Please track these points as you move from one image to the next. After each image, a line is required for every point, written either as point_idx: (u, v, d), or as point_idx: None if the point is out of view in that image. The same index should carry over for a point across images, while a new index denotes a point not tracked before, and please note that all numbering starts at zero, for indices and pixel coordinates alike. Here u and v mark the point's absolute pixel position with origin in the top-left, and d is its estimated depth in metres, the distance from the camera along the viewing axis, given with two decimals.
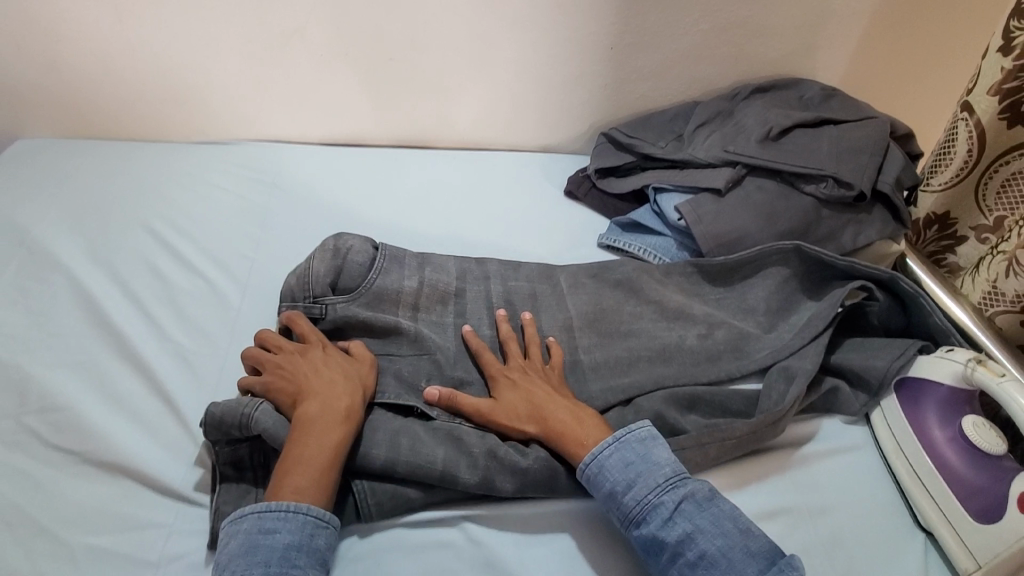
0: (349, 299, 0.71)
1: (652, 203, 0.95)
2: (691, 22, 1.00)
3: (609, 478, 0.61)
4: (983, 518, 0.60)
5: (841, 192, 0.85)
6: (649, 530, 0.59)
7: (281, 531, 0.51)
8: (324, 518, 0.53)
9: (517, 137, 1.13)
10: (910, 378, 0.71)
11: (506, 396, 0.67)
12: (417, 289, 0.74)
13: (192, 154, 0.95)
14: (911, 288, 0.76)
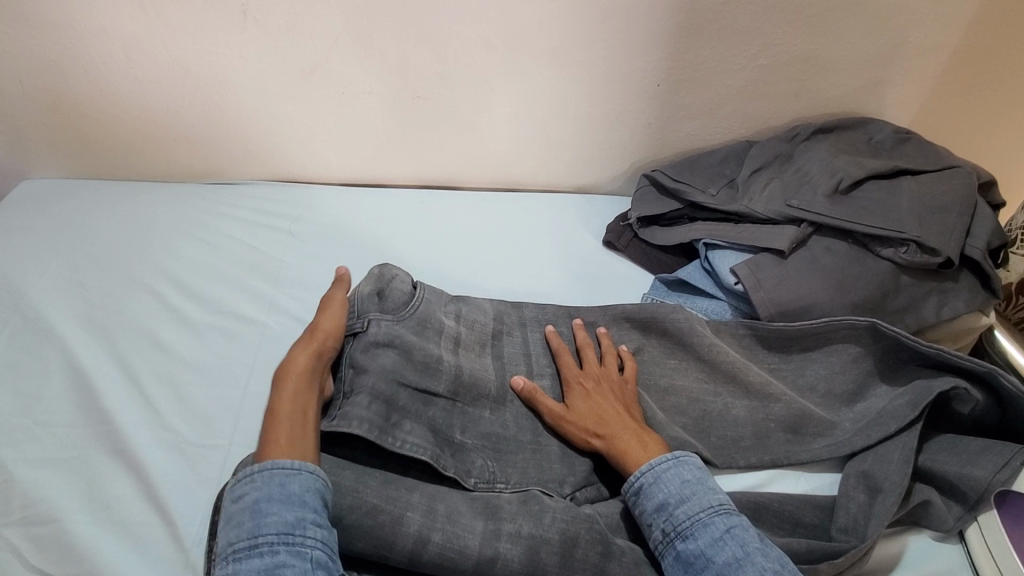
0: (393, 320, 0.67)
1: (703, 259, 0.86)
2: (747, 58, 0.91)
3: (664, 488, 0.57)
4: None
5: (924, 258, 0.75)
6: (694, 549, 0.54)
7: (251, 496, 0.50)
8: (293, 465, 0.51)
9: (553, 175, 1.04)
10: (1015, 493, 0.61)
11: (579, 404, 0.66)
12: (456, 325, 0.71)
13: (206, 199, 0.89)
14: (1015, 388, 0.64)
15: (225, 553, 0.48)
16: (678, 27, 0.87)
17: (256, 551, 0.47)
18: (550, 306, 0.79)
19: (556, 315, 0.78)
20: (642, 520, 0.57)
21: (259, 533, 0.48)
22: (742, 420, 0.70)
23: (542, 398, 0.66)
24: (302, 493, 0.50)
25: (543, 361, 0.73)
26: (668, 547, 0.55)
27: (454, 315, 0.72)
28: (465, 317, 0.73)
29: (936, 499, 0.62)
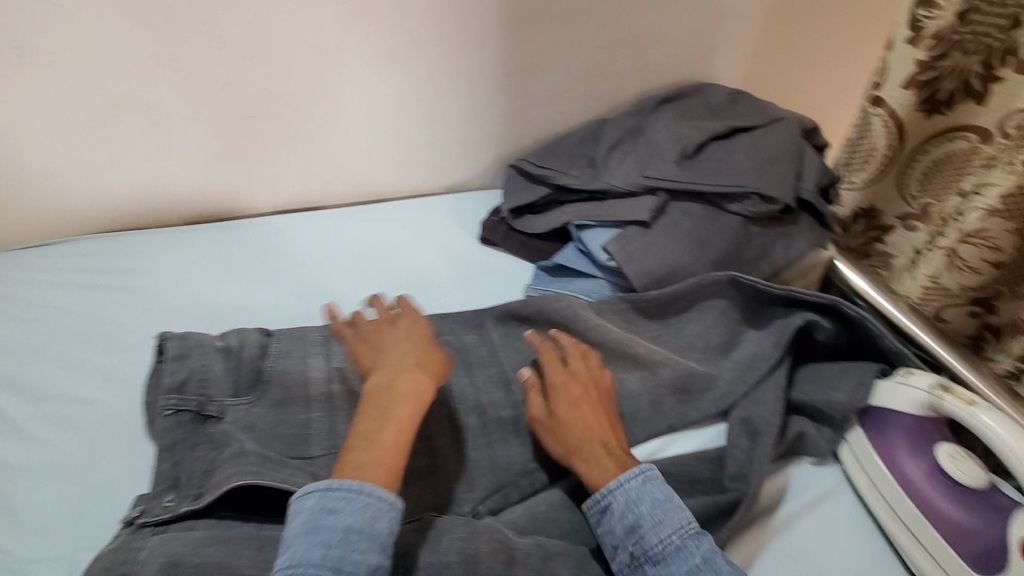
0: (247, 401, 0.63)
1: (577, 241, 0.87)
2: (585, 38, 0.92)
3: (636, 512, 0.57)
4: (984, 569, 0.55)
5: (767, 208, 0.81)
6: (665, 573, 0.54)
7: (347, 519, 0.50)
8: (386, 501, 0.52)
9: (419, 180, 1.00)
10: (872, 406, 0.66)
11: (566, 416, 0.63)
12: (328, 365, 0.67)
13: (17, 268, 0.78)
14: (854, 313, 0.72)
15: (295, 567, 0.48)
16: (512, 16, 0.86)
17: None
18: (433, 317, 0.77)
19: (439, 320, 0.76)
20: (610, 538, 0.57)
21: (340, 562, 0.48)
22: (636, 392, 0.71)
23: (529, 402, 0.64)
24: (386, 535, 0.51)
25: None
26: (634, 565, 0.56)
27: (322, 357, 0.68)
28: (335, 354, 0.69)
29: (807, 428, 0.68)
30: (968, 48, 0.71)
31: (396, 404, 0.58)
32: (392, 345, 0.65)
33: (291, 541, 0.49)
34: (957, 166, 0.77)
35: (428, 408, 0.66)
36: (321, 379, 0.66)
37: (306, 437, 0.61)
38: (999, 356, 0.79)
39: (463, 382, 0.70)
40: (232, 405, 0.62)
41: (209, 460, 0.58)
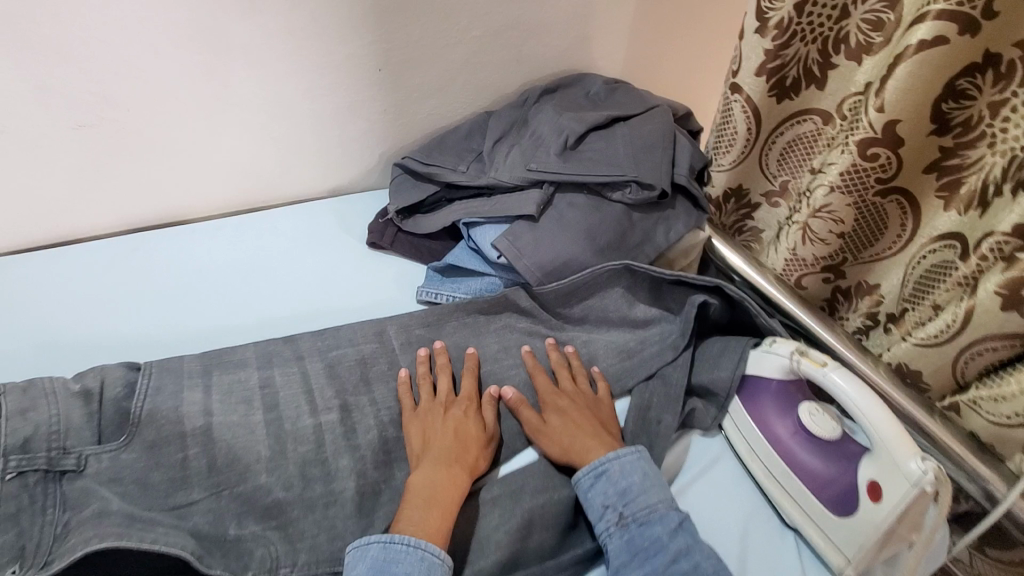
0: (115, 448, 0.56)
1: (467, 239, 0.86)
2: (460, 29, 0.90)
3: (626, 472, 0.61)
4: (840, 511, 0.61)
5: (645, 195, 0.84)
6: (650, 533, 0.58)
7: (424, 565, 0.52)
8: (440, 559, 0.53)
9: (298, 183, 0.95)
10: (748, 375, 0.72)
11: (551, 417, 0.68)
12: (205, 397, 0.62)
13: None
14: (735, 294, 0.77)
15: None
16: (375, 10, 0.82)
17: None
18: (323, 331, 0.73)
19: (333, 330, 0.73)
20: (597, 505, 0.61)
21: None
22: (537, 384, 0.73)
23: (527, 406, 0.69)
24: None
25: (328, 393, 0.66)
26: (621, 529, 0.59)
27: (200, 389, 0.62)
28: (214, 386, 0.63)
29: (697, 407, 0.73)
30: (806, 37, 0.77)
31: (434, 481, 0.59)
32: (459, 428, 0.64)
33: None
34: (806, 146, 0.84)
35: (322, 429, 0.62)
36: (197, 413, 0.60)
37: (183, 481, 0.56)
38: (851, 315, 0.85)
39: (360, 399, 0.66)
40: (93, 454, 0.55)
41: (63, 522, 0.51)
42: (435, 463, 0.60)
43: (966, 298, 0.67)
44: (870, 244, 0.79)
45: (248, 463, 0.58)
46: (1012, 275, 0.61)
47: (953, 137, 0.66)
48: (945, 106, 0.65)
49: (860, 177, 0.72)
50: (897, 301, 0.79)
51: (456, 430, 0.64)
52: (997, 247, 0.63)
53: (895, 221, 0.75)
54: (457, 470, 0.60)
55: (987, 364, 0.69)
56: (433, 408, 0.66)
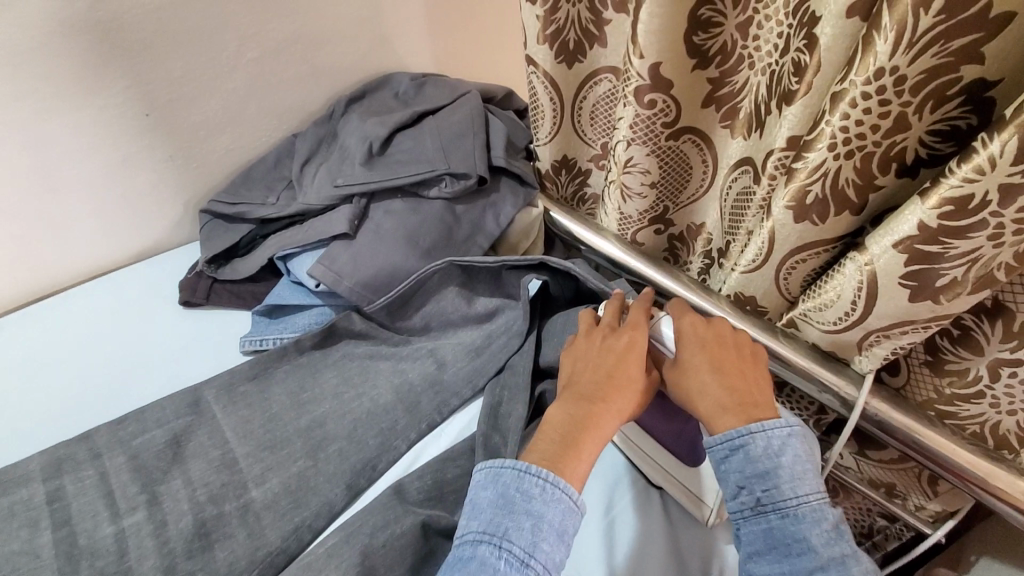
0: None
1: (288, 273, 0.80)
2: (230, 53, 0.82)
3: (780, 452, 0.53)
4: (690, 459, 0.64)
5: (462, 184, 0.80)
6: (793, 530, 0.51)
7: (560, 509, 0.50)
8: (577, 500, 0.52)
9: (96, 254, 0.86)
10: None
11: (688, 357, 0.60)
12: None
13: None
14: (562, 266, 0.74)
15: (473, 538, 0.50)
16: (102, 43, 0.72)
17: (522, 566, 0.48)
18: (126, 415, 0.65)
19: (138, 412, 0.65)
20: (732, 482, 0.54)
21: (532, 553, 0.49)
22: (381, 407, 0.68)
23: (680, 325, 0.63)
24: (569, 531, 0.51)
25: (131, 489, 0.58)
26: (760, 517, 0.52)
27: None
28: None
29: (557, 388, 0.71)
30: None
31: (584, 414, 0.56)
32: (617, 372, 0.59)
33: (485, 508, 0.51)
34: (607, 105, 0.85)
35: (125, 535, 0.55)
36: None
37: None
38: (692, 258, 0.89)
39: (173, 483, 0.59)
40: None
41: None
42: (583, 398, 0.58)
43: (766, 220, 0.67)
44: (682, 187, 0.80)
45: None
46: (795, 186, 0.60)
47: (716, 67, 0.67)
48: (699, 39, 0.63)
49: (650, 126, 0.71)
50: (721, 234, 0.80)
51: (619, 365, 0.59)
52: (780, 163, 0.63)
53: (696, 158, 0.76)
54: (604, 410, 0.56)
55: (805, 274, 0.69)
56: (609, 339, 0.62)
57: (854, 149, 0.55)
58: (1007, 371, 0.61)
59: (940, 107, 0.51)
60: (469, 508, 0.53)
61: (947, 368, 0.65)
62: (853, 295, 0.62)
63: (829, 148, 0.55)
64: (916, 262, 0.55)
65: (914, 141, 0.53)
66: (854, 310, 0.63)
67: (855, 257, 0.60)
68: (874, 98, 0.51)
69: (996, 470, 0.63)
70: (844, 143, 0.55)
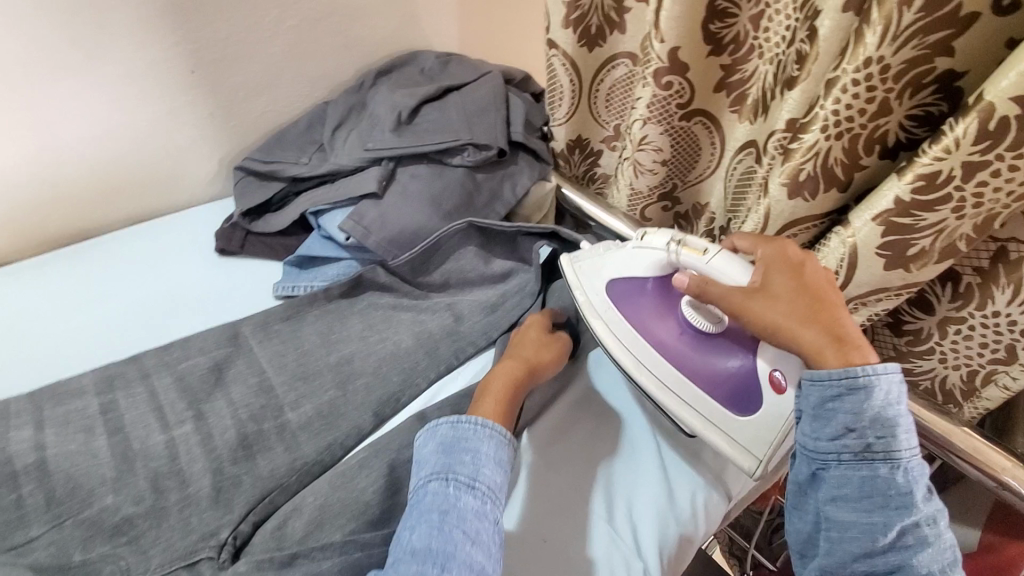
0: None
1: (318, 228, 0.85)
2: (273, 22, 0.88)
3: (896, 406, 0.55)
4: (738, 408, 0.65)
5: (483, 155, 0.87)
6: (890, 478, 0.54)
7: (492, 442, 0.57)
8: (506, 435, 0.59)
9: (131, 204, 0.91)
10: (620, 285, 0.72)
11: (778, 289, 0.60)
12: (37, 434, 0.58)
13: None
14: (570, 236, 0.81)
15: (424, 480, 0.55)
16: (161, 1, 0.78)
17: (469, 491, 0.54)
18: (171, 343, 0.70)
19: (182, 340, 0.70)
20: (841, 422, 0.55)
21: (476, 479, 0.55)
22: (404, 349, 0.74)
23: (759, 258, 0.63)
24: (504, 460, 0.57)
25: (179, 405, 0.64)
26: (860, 462, 0.55)
27: (32, 426, 0.59)
28: (50, 420, 0.60)
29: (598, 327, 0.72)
30: None
31: (492, 374, 0.66)
32: (540, 354, 0.69)
33: (431, 454, 0.56)
34: (623, 89, 0.92)
35: (175, 443, 0.61)
36: (28, 448, 0.57)
37: (21, 520, 0.53)
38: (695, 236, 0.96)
39: (216, 403, 0.65)
40: None
41: None
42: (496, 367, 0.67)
43: (763, 198, 0.74)
44: (692, 167, 0.88)
45: (92, 488, 0.56)
46: (791, 165, 0.67)
47: (728, 55, 0.76)
48: (715, 27, 0.73)
49: (665, 106, 0.79)
50: (724, 212, 0.87)
51: (538, 351, 0.70)
52: (780, 143, 0.70)
53: (705, 142, 0.84)
54: (508, 367, 0.66)
55: (795, 249, 0.75)
56: (525, 332, 0.72)
57: (843, 131, 0.62)
58: (953, 328, 0.69)
59: (916, 94, 0.58)
60: (416, 455, 0.58)
61: (906, 329, 0.73)
62: (836, 266, 0.68)
63: (821, 130, 0.62)
64: (892, 232, 0.62)
65: (896, 125, 0.61)
66: (835, 281, 0.70)
67: (840, 232, 0.67)
68: (862, 85, 0.58)
69: (947, 423, 0.70)
70: (835, 125, 0.62)
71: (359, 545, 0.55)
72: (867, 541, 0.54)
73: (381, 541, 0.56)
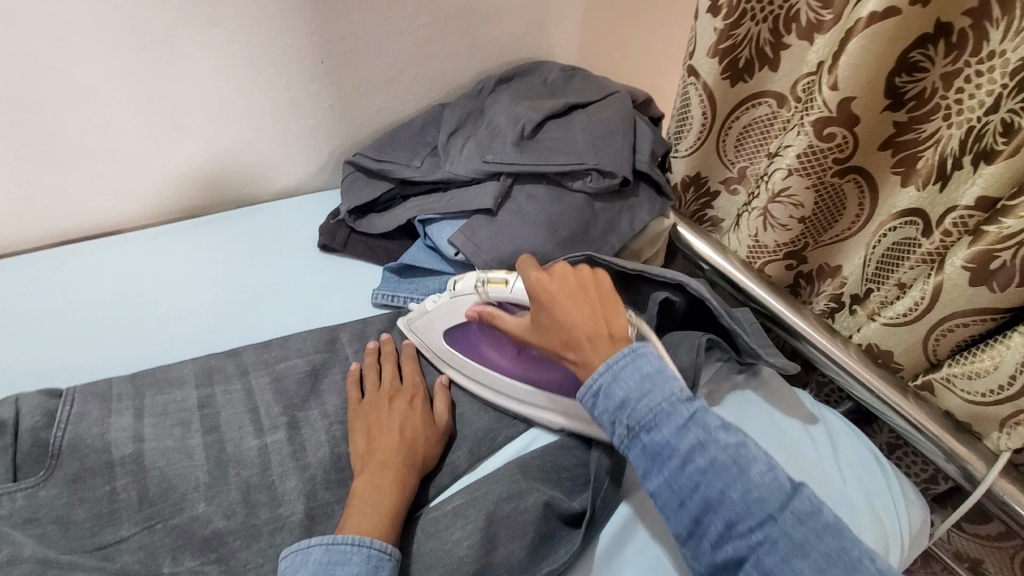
0: (34, 485, 0.50)
1: (424, 237, 0.82)
2: (406, 18, 0.85)
3: (621, 380, 0.53)
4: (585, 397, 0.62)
5: (607, 182, 0.81)
6: (661, 440, 0.50)
7: (367, 563, 0.48)
8: (388, 549, 0.50)
9: (239, 186, 0.90)
10: (457, 331, 0.68)
11: (550, 322, 0.60)
12: (137, 422, 0.56)
13: None
14: (698, 292, 0.73)
15: None
16: None
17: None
18: (270, 341, 0.68)
19: (283, 340, 0.67)
20: (603, 421, 0.54)
21: None
22: None
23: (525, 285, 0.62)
24: None
25: (274, 409, 0.61)
26: (636, 443, 0.51)
27: (132, 414, 0.57)
28: (150, 410, 0.58)
29: (455, 375, 0.68)
30: (757, 16, 0.75)
31: (378, 478, 0.55)
32: (405, 425, 0.60)
33: None
34: (762, 130, 0.84)
35: (268, 451, 0.57)
36: (127, 438, 0.55)
37: (113, 514, 0.51)
38: (815, 298, 0.86)
39: (312, 414, 0.62)
40: (8, 493, 0.49)
41: None
42: (381, 461, 0.56)
43: (935, 274, 0.65)
44: (831, 225, 0.79)
45: (185, 491, 0.53)
46: (981, 248, 0.59)
47: (907, 112, 0.66)
48: (899, 80, 0.64)
49: (818, 159, 0.71)
50: (860, 281, 0.79)
51: (401, 430, 0.59)
52: (960, 221, 0.63)
53: (853, 202, 0.75)
54: (393, 467, 0.56)
55: (956, 340, 0.68)
56: (377, 402, 0.62)
57: None
58: None
59: None
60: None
61: None
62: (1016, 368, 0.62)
63: None
64: None
65: None
66: (1013, 382, 0.63)
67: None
68: None
69: None
70: None
71: None
72: (678, 505, 0.49)
73: None
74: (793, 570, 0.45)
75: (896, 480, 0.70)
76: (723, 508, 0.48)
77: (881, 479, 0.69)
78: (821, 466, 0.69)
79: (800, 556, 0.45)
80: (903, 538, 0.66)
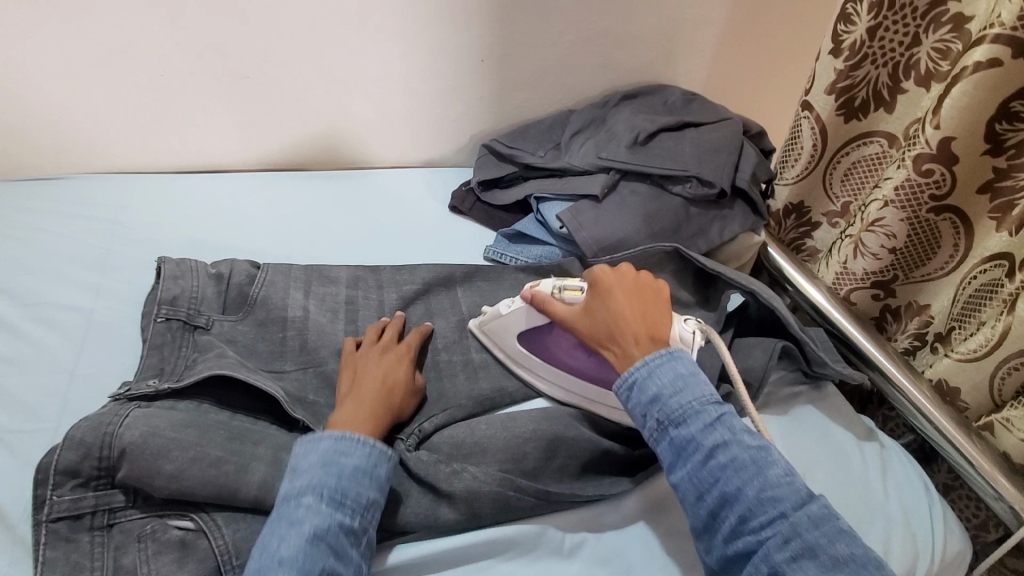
0: (237, 320, 0.70)
1: (536, 212, 0.96)
2: (557, 33, 1.01)
3: (657, 377, 0.60)
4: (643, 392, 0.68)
5: (704, 190, 0.91)
6: (687, 436, 0.57)
7: (368, 460, 0.56)
8: (387, 453, 0.58)
9: (393, 152, 1.10)
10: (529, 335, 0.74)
11: (600, 307, 0.67)
12: (305, 296, 0.75)
13: (43, 192, 0.89)
14: (769, 302, 0.80)
15: (289, 495, 0.53)
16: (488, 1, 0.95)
17: (337, 508, 0.53)
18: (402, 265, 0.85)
19: (412, 266, 0.84)
20: (636, 414, 0.60)
21: (348, 496, 0.54)
22: None
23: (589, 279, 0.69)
24: (382, 479, 0.56)
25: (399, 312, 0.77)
26: (664, 435, 0.58)
27: (301, 291, 0.75)
28: (314, 292, 0.76)
29: (526, 376, 0.75)
30: (877, 60, 0.82)
31: (354, 412, 0.61)
32: (388, 374, 0.66)
33: (303, 470, 0.55)
34: (868, 167, 0.89)
35: None
36: (297, 303, 0.73)
37: (280, 352, 0.69)
38: (899, 336, 0.88)
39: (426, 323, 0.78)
40: (219, 320, 0.69)
41: (192, 358, 0.64)
42: (362, 399, 0.62)
43: (1005, 316, 0.71)
44: (920, 263, 0.82)
45: (329, 349, 0.70)
46: None
47: (1006, 159, 0.71)
48: (1000, 128, 0.69)
49: (915, 193, 0.76)
50: (946, 321, 0.81)
51: (384, 376, 0.65)
52: None
53: (948, 240, 0.78)
54: (375, 405, 0.62)
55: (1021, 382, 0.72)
56: (370, 354, 0.68)
57: None
58: None
59: None
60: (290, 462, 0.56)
61: None
62: None
63: None
64: None
65: None
66: None
67: None
68: None
69: None
70: None
71: (505, 482, 0.62)
72: (695, 494, 0.56)
73: (525, 485, 0.62)
74: (800, 568, 0.50)
75: (940, 509, 0.73)
76: (737, 501, 0.54)
77: (924, 503, 0.73)
78: (865, 478, 0.73)
79: (809, 555, 0.50)
80: (932, 556, 0.69)
